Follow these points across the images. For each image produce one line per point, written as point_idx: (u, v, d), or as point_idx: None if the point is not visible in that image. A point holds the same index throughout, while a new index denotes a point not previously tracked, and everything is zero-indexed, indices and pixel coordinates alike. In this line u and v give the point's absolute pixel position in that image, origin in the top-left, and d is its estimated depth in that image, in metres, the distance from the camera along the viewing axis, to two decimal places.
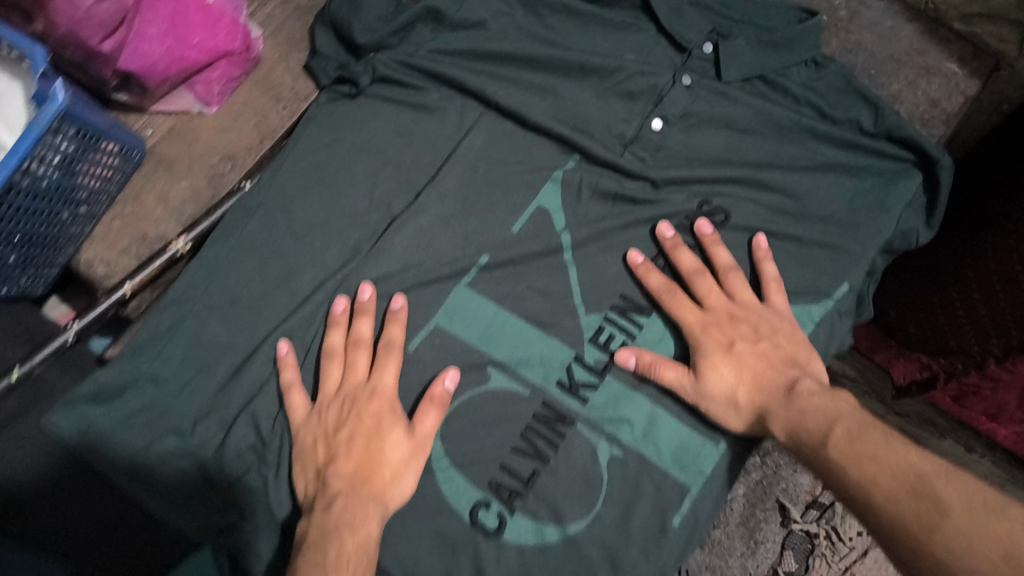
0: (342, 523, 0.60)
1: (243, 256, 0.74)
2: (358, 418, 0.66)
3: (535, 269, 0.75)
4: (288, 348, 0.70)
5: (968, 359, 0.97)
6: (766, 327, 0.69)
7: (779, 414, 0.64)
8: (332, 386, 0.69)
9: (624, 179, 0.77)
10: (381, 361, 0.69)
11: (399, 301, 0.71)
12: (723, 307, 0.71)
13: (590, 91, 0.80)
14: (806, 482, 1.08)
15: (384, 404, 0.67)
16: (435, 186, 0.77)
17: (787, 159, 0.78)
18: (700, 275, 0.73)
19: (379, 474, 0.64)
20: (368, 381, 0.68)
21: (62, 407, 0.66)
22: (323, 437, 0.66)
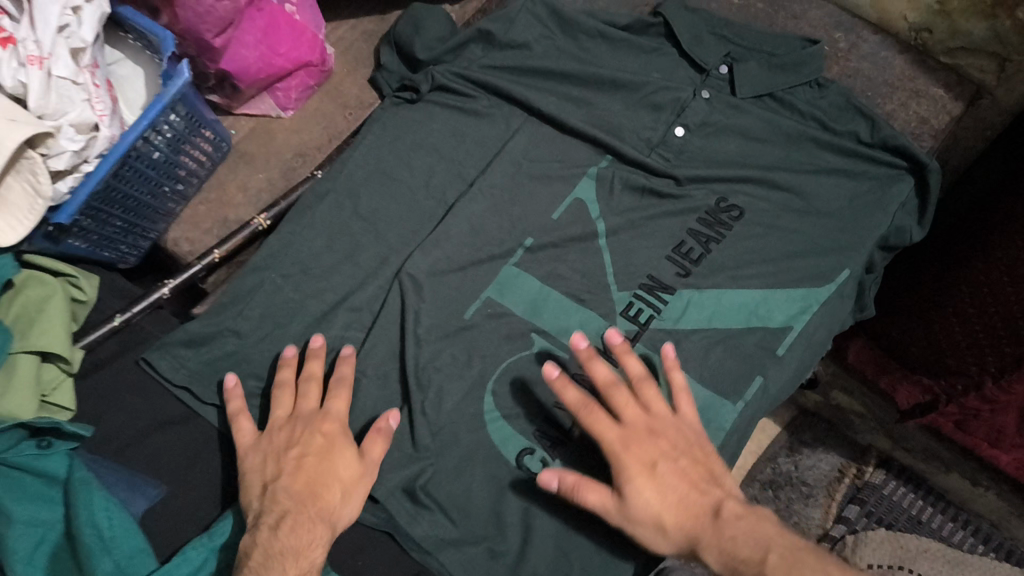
0: (287, 548, 0.62)
1: (312, 234, 0.83)
2: (311, 438, 0.70)
3: (573, 252, 0.84)
4: (236, 379, 0.73)
5: (967, 378, 1.00)
6: (683, 443, 0.69)
7: (709, 541, 0.62)
8: (282, 412, 0.72)
9: (652, 177, 0.87)
10: (333, 392, 0.73)
11: (349, 348, 0.76)
12: (642, 423, 0.70)
13: (621, 103, 0.91)
14: (817, 517, 1.23)
15: (338, 427, 0.71)
16: (485, 179, 0.86)
17: (794, 164, 0.88)
18: (615, 391, 0.72)
19: (328, 495, 0.67)
20: (321, 408, 0.72)
21: (159, 349, 0.75)
22: (273, 457, 0.69)
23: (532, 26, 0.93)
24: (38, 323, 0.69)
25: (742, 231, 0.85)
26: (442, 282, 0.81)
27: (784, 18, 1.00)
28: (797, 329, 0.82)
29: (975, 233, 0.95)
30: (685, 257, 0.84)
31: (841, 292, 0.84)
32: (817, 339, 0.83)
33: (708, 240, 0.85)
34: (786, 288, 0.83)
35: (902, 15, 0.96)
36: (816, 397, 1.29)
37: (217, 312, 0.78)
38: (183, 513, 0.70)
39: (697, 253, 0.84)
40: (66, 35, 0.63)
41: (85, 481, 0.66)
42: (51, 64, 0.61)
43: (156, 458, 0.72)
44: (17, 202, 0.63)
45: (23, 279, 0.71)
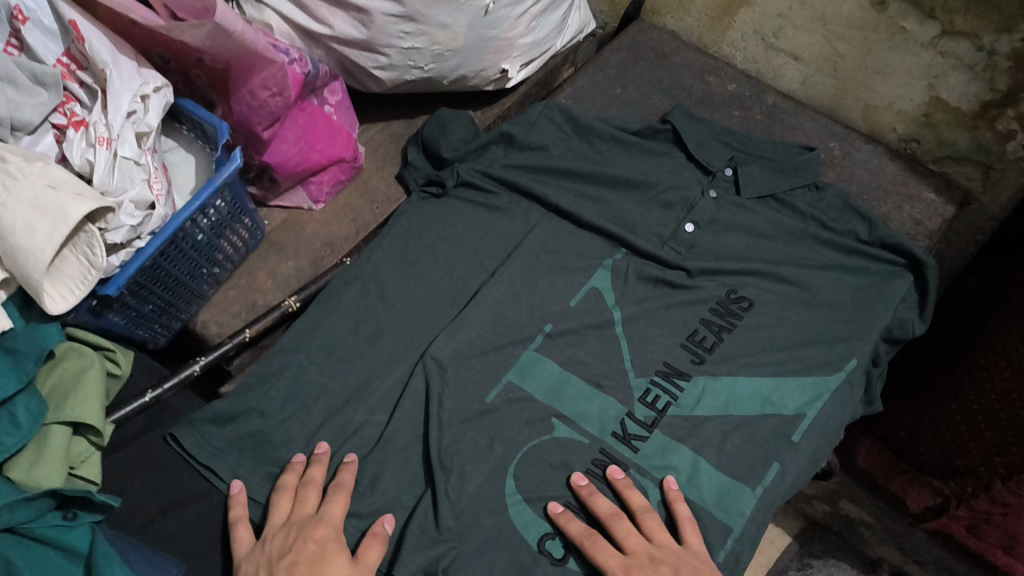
0: None
1: (339, 318, 0.87)
2: (303, 544, 0.69)
3: (590, 339, 0.87)
4: (239, 486, 0.73)
5: (977, 481, 0.99)
6: (687, 569, 0.70)
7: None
8: (279, 518, 0.72)
9: (664, 268, 0.91)
10: (329, 498, 0.73)
11: (350, 455, 0.77)
12: (644, 551, 0.72)
13: (634, 201, 0.97)
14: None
15: (330, 532, 0.70)
16: (506, 268, 0.91)
17: (798, 259, 0.93)
18: (617, 519, 0.74)
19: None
20: (316, 513, 0.72)
21: (187, 425, 0.76)
22: (265, 565, 0.68)
23: (550, 129, 1.01)
24: (74, 393, 0.71)
25: (753, 321, 0.88)
26: (465, 365, 0.83)
27: (782, 129, 1.07)
28: (811, 415, 0.83)
29: (973, 339, 1.00)
30: (699, 345, 0.86)
31: (851, 380, 0.86)
32: (829, 428, 0.83)
33: (721, 330, 0.87)
34: (797, 376, 0.85)
35: (891, 126, 1.04)
36: (826, 507, 1.33)
37: (245, 392, 0.80)
38: None
39: (711, 342, 0.86)
40: (133, 120, 0.71)
41: (107, 555, 0.65)
42: (117, 145, 0.69)
43: (176, 536, 0.72)
44: (70, 273, 0.67)
45: (64, 351, 0.74)
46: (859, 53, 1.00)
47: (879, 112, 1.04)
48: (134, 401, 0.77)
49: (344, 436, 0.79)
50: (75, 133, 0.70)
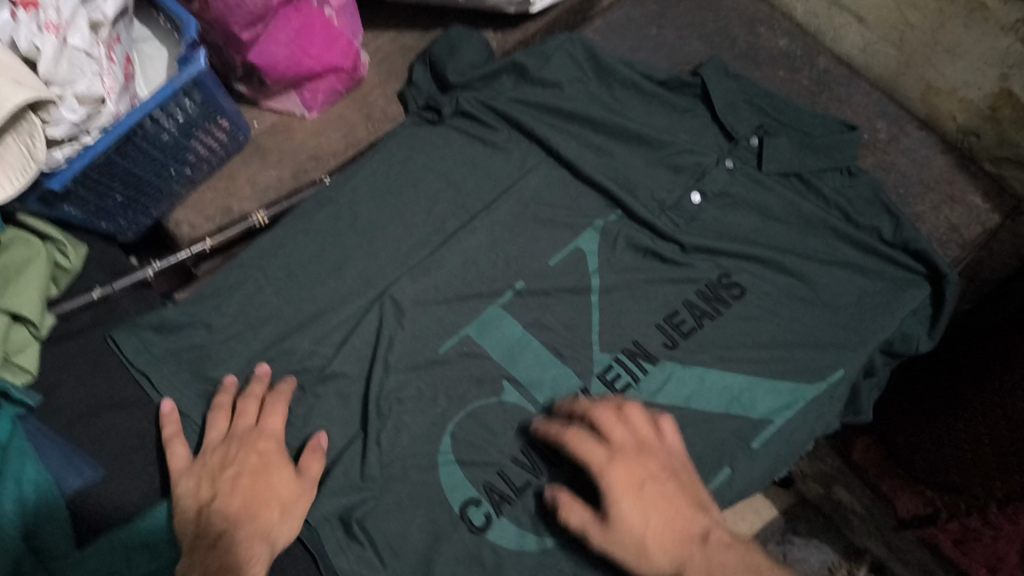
0: (227, 564, 0.59)
1: (306, 241, 0.83)
2: (246, 458, 0.67)
3: (562, 302, 0.81)
4: (171, 404, 0.71)
5: (972, 500, 0.93)
6: (671, 468, 0.66)
7: (697, 567, 0.61)
8: (217, 434, 0.70)
9: (658, 239, 0.84)
10: (268, 411, 0.71)
11: (290, 377, 0.75)
12: (630, 442, 0.67)
13: (642, 159, 0.89)
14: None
15: (271, 446, 0.69)
16: (489, 214, 0.85)
17: (808, 250, 0.85)
18: (602, 413, 0.69)
19: (266, 512, 0.64)
20: (256, 426, 0.70)
21: (128, 329, 0.75)
22: (208, 477, 0.66)
23: (567, 66, 0.92)
24: (15, 283, 0.71)
25: (740, 310, 0.82)
26: (425, 311, 0.80)
27: (827, 100, 0.97)
28: (777, 424, 0.77)
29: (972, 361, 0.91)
30: (675, 328, 0.80)
31: (831, 392, 0.79)
32: (796, 439, 0.78)
33: (703, 315, 0.81)
34: (773, 378, 0.79)
35: (951, 114, 0.92)
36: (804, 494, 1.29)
37: (196, 304, 0.78)
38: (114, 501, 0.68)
39: (689, 326, 0.81)
40: (88, 8, 0.66)
41: (21, 452, 0.67)
42: (66, 33, 0.64)
43: (102, 438, 0.71)
44: (11, 161, 0.64)
45: (10, 237, 0.72)
46: (931, 26, 0.87)
47: (940, 96, 0.92)
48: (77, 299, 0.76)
49: (287, 364, 0.77)
50: (24, 14, 0.62)
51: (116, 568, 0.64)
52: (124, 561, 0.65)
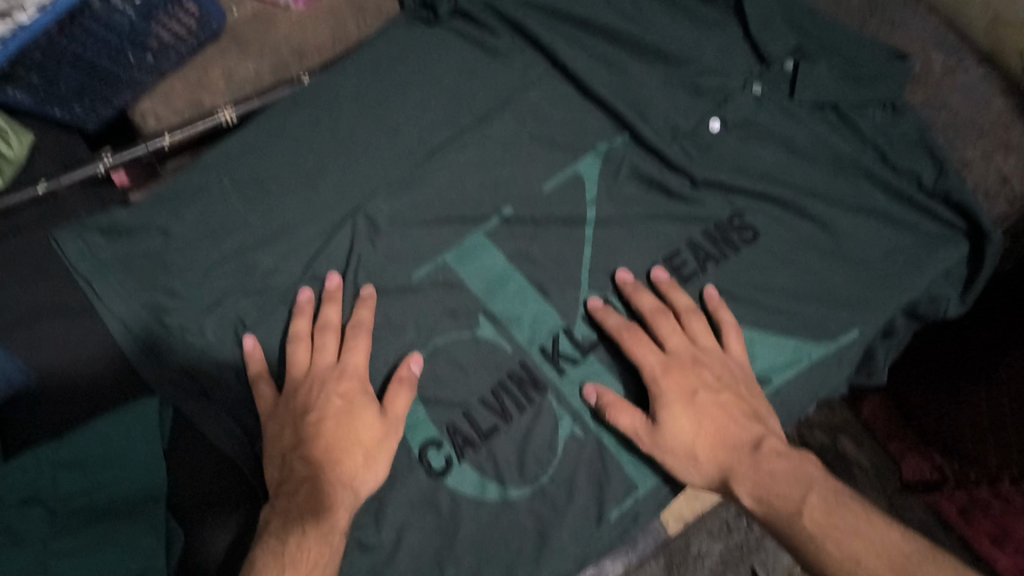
0: (306, 514, 0.58)
1: (277, 144, 0.75)
2: (325, 399, 0.63)
3: (553, 234, 0.73)
4: (253, 342, 0.66)
5: (980, 470, 0.87)
6: (729, 377, 0.66)
7: (744, 475, 0.62)
8: (298, 370, 0.65)
9: (666, 170, 0.76)
10: (351, 344, 0.66)
11: (367, 289, 0.69)
12: (686, 349, 0.67)
13: (658, 78, 0.79)
14: (786, 560, 1.00)
15: (354, 384, 0.64)
16: (481, 129, 0.77)
17: (834, 192, 0.75)
18: (662, 315, 0.69)
19: (348, 459, 0.61)
20: (337, 362, 0.65)
21: (73, 231, 0.69)
22: (290, 421, 0.62)
23: None
24: None
25: (750, 256, 0.73)
26: (402, 232, 0.72)
27: (878, 23, 0.86)
28: (775, 383, 0.70)
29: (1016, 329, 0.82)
30: (675, 271, 0.73)
31: (841, 355, 0.72)
32: (794, 400, 0.71)
33: (708, 258, 0.73)
34: (778, 333, 0.71)
35: (1018, 48, 0.80)
36: None
37: (152, 205, 0.71)
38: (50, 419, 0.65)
39: (690, 270, 0.73)
40: None
41: None
42: None
43: (43, 350, 0.67)
44: None
45: None
46: None
47: (1009, 27, 0.81)
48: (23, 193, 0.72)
49: (247, 281, 0.70)
50: None
51: (40, 486, 0.61)
52: (48, 479, 0.62)
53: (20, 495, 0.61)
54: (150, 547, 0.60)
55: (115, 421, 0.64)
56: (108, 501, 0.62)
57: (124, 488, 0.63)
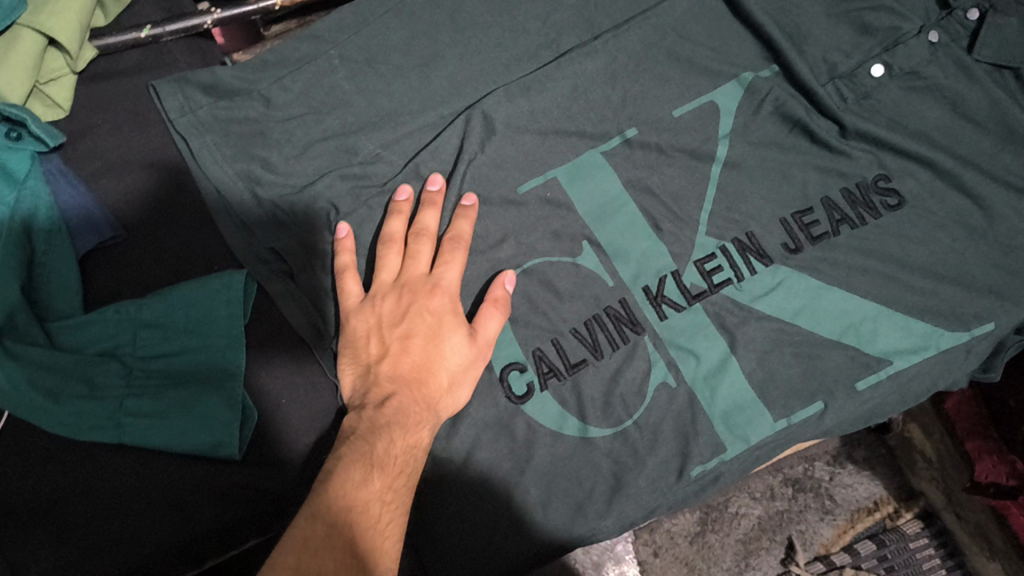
0: (394, 422, 0.54)
1: (394, 22, 0.69)
2: (417, 315, 0.59)
3: (676, 166, 0.67)
4: (347, 230, 0.62)
5: None
6: None
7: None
8: (388, 275, 0.61)
9: (814, 113, 0.68)
10: (446, 257, 0.61)
11: (469, 198, 0.63)
12: None
13: (823, 8, 0.70)
14: (825, 535, 0.91)
15: (447, 303, 0.60)
16: (616, 37, 0.69)
17: (999, 167, 0.66)
18: None
19: (433, 382, 0.57)
20: (429, 276, 0.61)
21: (175, 83, 0.66)
22: (376, 330, 0.59)
23: None
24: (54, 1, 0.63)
25: (891, 224, 0.66)
26: (513, 138, 0.66)
27: None
28: (894, 367, 0.63)
29: None
30: (804, 229, 0.65)
31: (971, 347, 0.64)
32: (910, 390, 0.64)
33: (842, 221, 0.66)
34: (908, 314, 0.64)
35: None
36: None
37: (258, 69, 0.67)
38: (133, 276, 0.63)
39: (821, 231, 0.66)
40: None
41: (36, 196, 0.60)
42: None
43: (130, 204, 0.64)
44: None
45: None
46: None
47: None
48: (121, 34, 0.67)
49: (347, 163, 0.65)
50: None
51: (119, 342, 0.60)
52: (127, 336, 0.60)
53: (98, 349, 0.59)
54: (226, 421, 0.59)
55: (201, 289, 0.61)
56: (186, 366, 0.61)
57: (200, 357, 0.61)
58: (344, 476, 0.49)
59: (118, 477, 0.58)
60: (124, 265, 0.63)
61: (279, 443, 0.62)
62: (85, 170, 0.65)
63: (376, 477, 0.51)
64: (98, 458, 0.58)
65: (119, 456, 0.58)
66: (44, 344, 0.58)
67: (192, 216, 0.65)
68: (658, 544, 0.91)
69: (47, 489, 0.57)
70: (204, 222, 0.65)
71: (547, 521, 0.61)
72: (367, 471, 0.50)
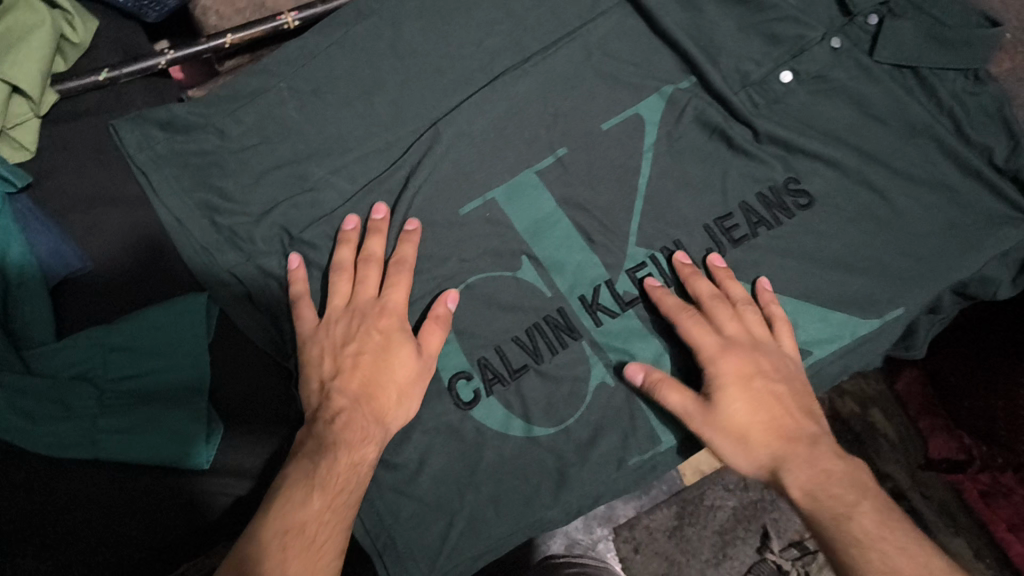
0: (341, 441, 0.59)
1: (339, 53, 0.74)
2: (366, 333, 0.64)
3: (605, 179, 0.72)
4: (298, 261, 0.67)
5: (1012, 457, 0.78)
6: (785, 372, 0.64)
7: (797, 467, 0.58)
8: (339, 300, 0.66)
9: (731, 121, 0.73)
10: (391, 280, 0.66)
11: (412, 223, 0.68)
12: (746, 338, 0.65)
13: (733, 22, 0.75)
14: (798, 522, 0.95)
15: (394, 323, 0.64)
16: (545, 59, 0.74)
17: (902, 161, 0.72)
18: (721, 303, 0.66)
19: (383, 397, 0.62)
20: (378, 297, 0.66)
21: (133, 121, 0.70)
22: (330, 351, 0.64)
23: None
24: (15, 50, 0.68)
25: (804, 222, 0.71)
26: (452, 159, 0.71)
27: None
28: (812, 358, 0.69)
29: None
30: (725, 234, 0.71)
31: (884, 331, 0.70)
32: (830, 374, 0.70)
33: (760, 224, 0.71)
34: (822, 305, 0.70)
35: None
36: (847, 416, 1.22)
37: (210, 104, 0.71)
38: (103, 305, 0.67)
39: (741, 234, 0.71)
40: None
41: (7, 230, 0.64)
42: None
43: (96, 235, 0.69)
44: None
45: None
46: None
47: None
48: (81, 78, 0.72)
49: (299, 191, 0.70)
50: None
51: (92, 365, 0.64)
52: (99, 359, 0.64)
53: (73, 372, 0.63)
54: (193, 433, 0.63)
55: (166, 312, 0.66)
56: (155, 386, 0.65)
57: (167, 375, 0.65)
58: (287, 498, 0.55)
59: (97, 492, 0.62)
60: (96, 296, 0.68)
61: (247, 455, 0.66)
62: (55, 207, 0.69)
63: (316, 497, 0.56)
64: (75, 475, 0.62)
65: (94, 471, 0.62)
66: (21, 370, 0.62)
67: (157, 246, 0.70)
68: (638, 540, 0.96)
69: (33, 505, 0.61)
70: (168, 253, 0.70)
71: (499, 516, 0.66)
72: (308, 493, 0.56)
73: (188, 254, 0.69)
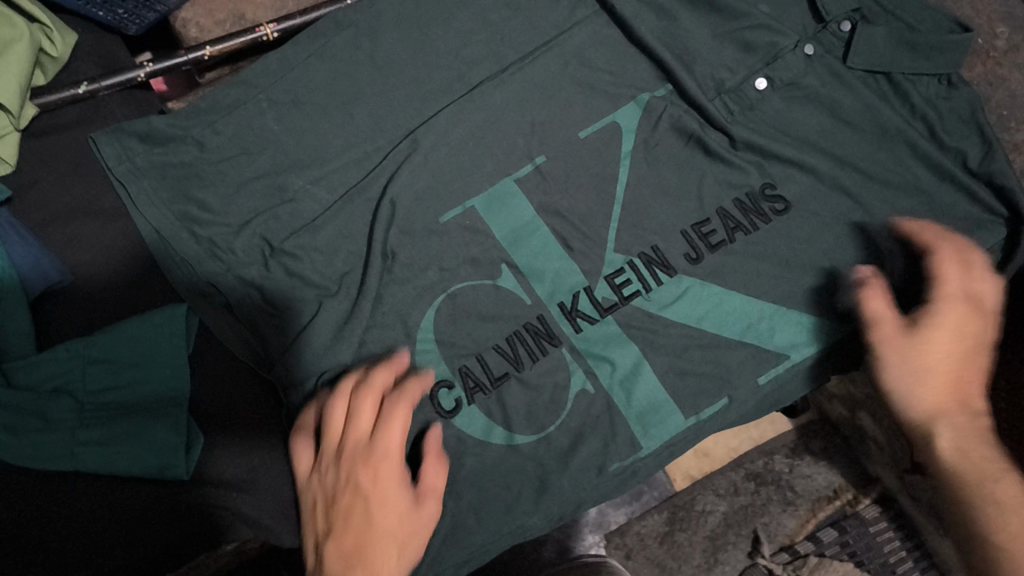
0: None
1: (318, 64, 0.74)
2: (354, 486, 0.56)
3: (583, 187, 0.73)
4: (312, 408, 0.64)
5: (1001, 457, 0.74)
6: (988, 339, 0.58)
7: (956, 421, 0.54)
8: (332, 442, 0.59)
9: (707, 127, 0.74)
10: (386, 419, 0.58)
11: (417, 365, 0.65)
12: (969, 295, 0.59)
13: (707, 30, 0.76)
14: (790, 526, 0.94)
15: (388, 471, 0.56)
16: (522, 68, 0.75)
17: (876, 166, 0.73)
18: (971, 276, 0.61)
19: (377, 555, 0.53)
20: (370, 441, 0.57)
21: (112, 133, 0.70)
22: (323, 505, 0.57)
23: None
24: None
25: (780, 228, 0.72)
26: (431, 168, 0.72)
27: None
28: (792, 360, 0.70)
29: None
30: (703, 239, 0.72)
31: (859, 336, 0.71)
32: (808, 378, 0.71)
33: (736, 228, 0.72)
34: (798, 310, 0.71)
35: None
36: None
37: (189, 116, 0.72)
38: (83, 318, 0.68)
39: (718, 239, 0.72)
40: None
41: None
42: None
43: (77, 247, 0.69)
44: None
45: None
46: None
47: None
48: (61, 91, 0.73)
49: (279, 203, 0.71)
50: None
51: (70, 378, 0.64)
52: (78, 372, 0.64)
53: (51, 385, 0.63)
54: (173, 445, 0.63)
55: (144, 324, 0.66)
56: (135, 398, 0.65)
57: (147, 387, 0.65)
58: None
59: (78, 505, 0.62)
60: (77, 308, 0.68)
61: (228, 465, 0.66)
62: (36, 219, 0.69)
63: None
64: (57, 488, 0.62)
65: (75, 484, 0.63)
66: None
67: (138, 258, 0.70)
68: (629, 546, 0.95)
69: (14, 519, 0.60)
70: (149, 265, 0.70)
71: (480, 524, 0.67)
72: None
73: (168, 266, 0.69)
